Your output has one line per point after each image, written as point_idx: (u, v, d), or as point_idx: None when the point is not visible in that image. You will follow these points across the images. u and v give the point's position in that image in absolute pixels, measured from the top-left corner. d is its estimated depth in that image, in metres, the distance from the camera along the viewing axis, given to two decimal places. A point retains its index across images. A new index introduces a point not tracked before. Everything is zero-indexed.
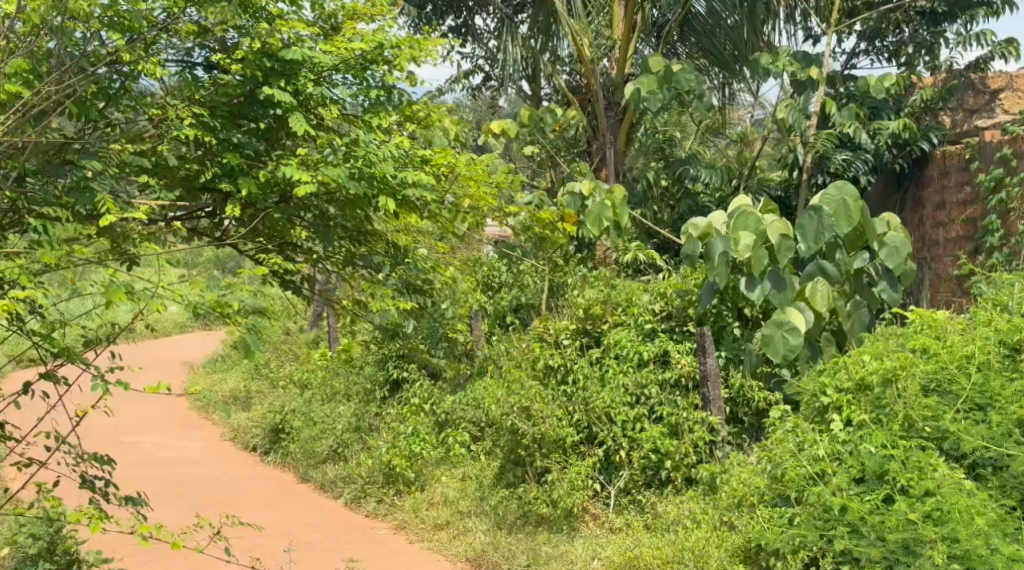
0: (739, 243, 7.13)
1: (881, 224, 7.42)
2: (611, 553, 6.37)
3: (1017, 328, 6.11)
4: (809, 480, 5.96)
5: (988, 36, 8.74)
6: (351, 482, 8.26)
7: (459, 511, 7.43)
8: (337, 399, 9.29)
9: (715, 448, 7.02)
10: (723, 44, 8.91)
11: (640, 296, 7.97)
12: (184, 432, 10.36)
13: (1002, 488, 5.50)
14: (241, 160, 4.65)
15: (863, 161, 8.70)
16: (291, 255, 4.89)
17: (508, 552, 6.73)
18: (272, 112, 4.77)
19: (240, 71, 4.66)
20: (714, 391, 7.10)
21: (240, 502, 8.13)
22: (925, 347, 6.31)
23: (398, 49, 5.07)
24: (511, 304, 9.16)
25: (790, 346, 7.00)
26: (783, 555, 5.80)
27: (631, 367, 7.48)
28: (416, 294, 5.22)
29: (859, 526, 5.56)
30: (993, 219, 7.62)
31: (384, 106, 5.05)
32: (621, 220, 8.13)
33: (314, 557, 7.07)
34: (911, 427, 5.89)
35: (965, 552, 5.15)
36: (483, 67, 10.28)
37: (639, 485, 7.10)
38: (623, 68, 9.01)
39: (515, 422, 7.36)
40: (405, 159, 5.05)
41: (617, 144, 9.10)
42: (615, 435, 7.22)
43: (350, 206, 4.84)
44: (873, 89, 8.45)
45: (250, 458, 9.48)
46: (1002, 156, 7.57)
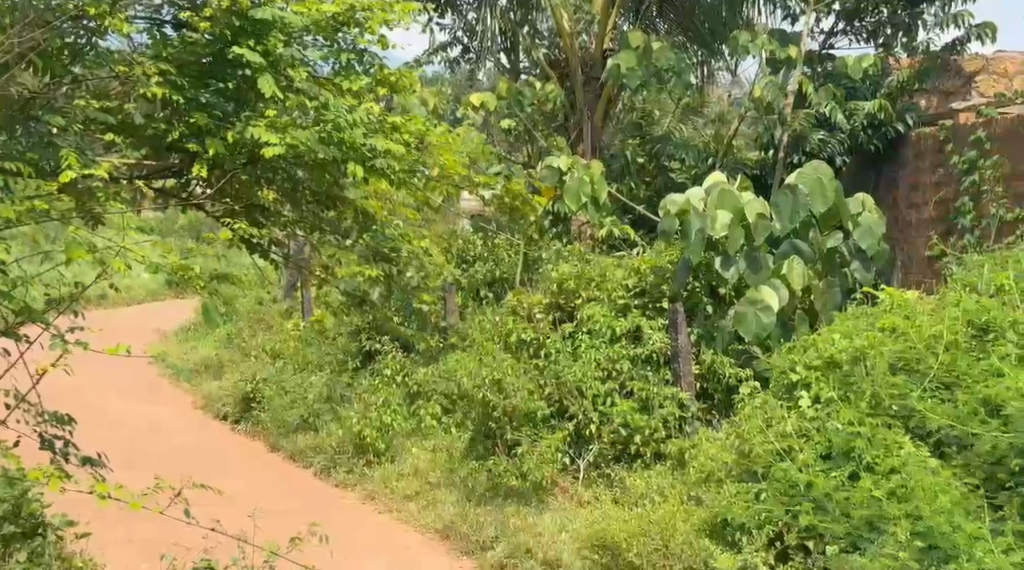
0: (716, 221, 7.08)
1: (855, 204, 7.45)
2: (578, 526, 6.39)
3: (986, 308, 6.14)
4: (776, 455, 6.01)
5: (965, 18, 8.76)
6: (321, 451, 8.25)
7: (429, 482, 7.45)
8: (309, 369, 9.38)
9: (685, 423, 7.11)
10: (702, 22, 8.88)
11: (614, 271, 7.91)
12: (156, 398, 10.32)
13: (966, 467, 5.52)
14: (209, 121, 4.63)
15: (838, 141, 8.74)
16: (259, 218, 4.89)
17: (476, 524, 6.76)
18: (242, 72, 4.72)
19: (209, 29, 4.62)
20: (686, 366, 7.19)
21: (206, 468, 8.14)
22: (893, 326, 6.37)
23: (369, 12, 5.04)
24: (486, 279, 9.11)
25: (763, 325, 7.03)
26: (748, 530, 5.85)
27: (601, 343, 7.50)
28: (382, 262, 5.19)
29: (824, 502, 5.63)
30: (966, 201, 7.66)
31: (355, 69, 5.08)
32: (600, 195, 8.05)
33: (279, 523, 7.10)
34: (879, 405, 5.93)
35: (928, 529, 5.19)
36: (462, 39, 10.23)
37: (608, 460, 7.15)
38: (603, 44, 8.98)
39: (485, 396, 7.41)
40: (374, 125, 5.14)
41: (595, 119, 9.11)
42: (585, 409, 7.21)
43: (319, 169, 4.86)
44: (851, 70, 8.41)
45: (221, 427, 9.37)
46: (976, 138, 7.60)
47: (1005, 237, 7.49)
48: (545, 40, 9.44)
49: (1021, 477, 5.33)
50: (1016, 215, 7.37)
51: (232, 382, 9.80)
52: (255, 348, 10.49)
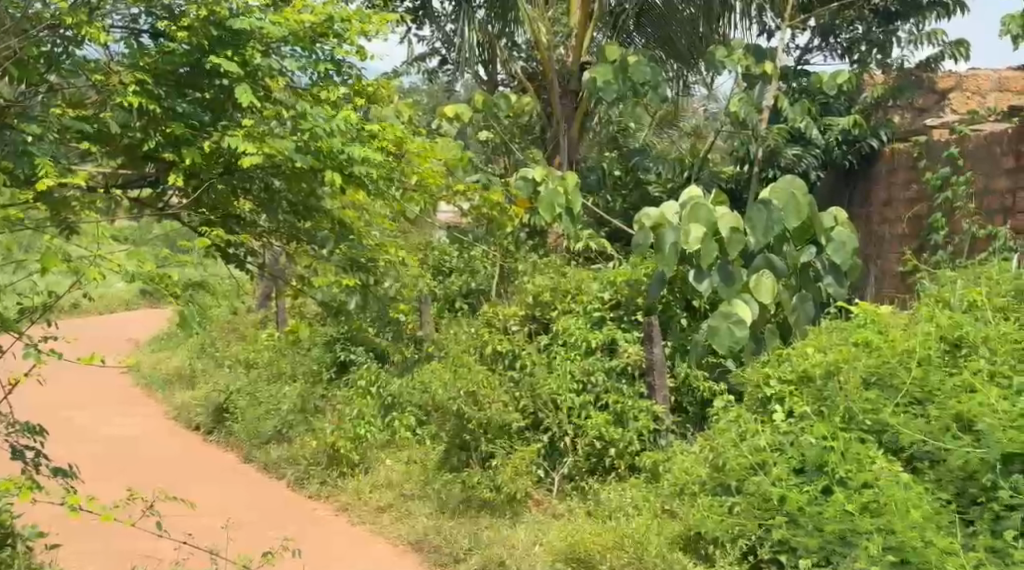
0: (689, 234, 7.14)
1: (829, 218, 7.54)
2: (551, 538, 6.40)
3: (959, 325, 6.16)
4: (750, 469, 6.03)
5: (939, 36, 8.83)
6: (295, 462, 8.22)
7: (403, 494, 7.47)
8: (283, 380, 9.33)
9: (659, 436, 7.13)
10: (679, 37, 8.97)
11: (589, 284, 7.93)
12: (130, 409, 10.27)
13: (938, 482, 5.53)
14: (187, 131, 4.58)
15: (813, 156, 8.86)
16: (233, 227, 4.87)
17: (450, 536, 6.77)
18: (219, 83, 4.69)
19: (187, 39, 4.57)
20: (660, 379, 7.21)
21: (178, 480, 8.10)
22: (867, 341, 6.41)
23: (348, 24, 5.06)
24: (461, 290, 9.15)
25: (736, 338, 7.07)
26: (722, 544, 5.86)
27: (578, 355, 7.45)
28: (360, 272, 5.19)
29: (797, 517, 5.65)
30: (938, 217, 7.70)
31: (334, 80, 5.05)
32: (574, 206, 8.07)
33: (251, 535, 7.08)
34: (852, 419, 5.97)
35: (900, 544, 5.21)
36: (440, 50, 10.22)
37: (583, 472, 7.15)
38: (580, 56, 8.98)
39: (461, 408, 7.25)
40: (352, 135, 5.02)
41: (572, 131, 9.13)
42: (560, 422, 7.20)
43: (296, 179, 4.81)
44: (826, 86, 8.49)
45: (195, 438, 9.34)
46: (949, 155, 7.67)
47: (979, 252, 7.49)
48: (522, 53, 9.42)
49: (993, 491, 5.33)
50: (988, 230, 7.37)
51: (205, 393, 9.77)
52: (229, 358, 10.49)
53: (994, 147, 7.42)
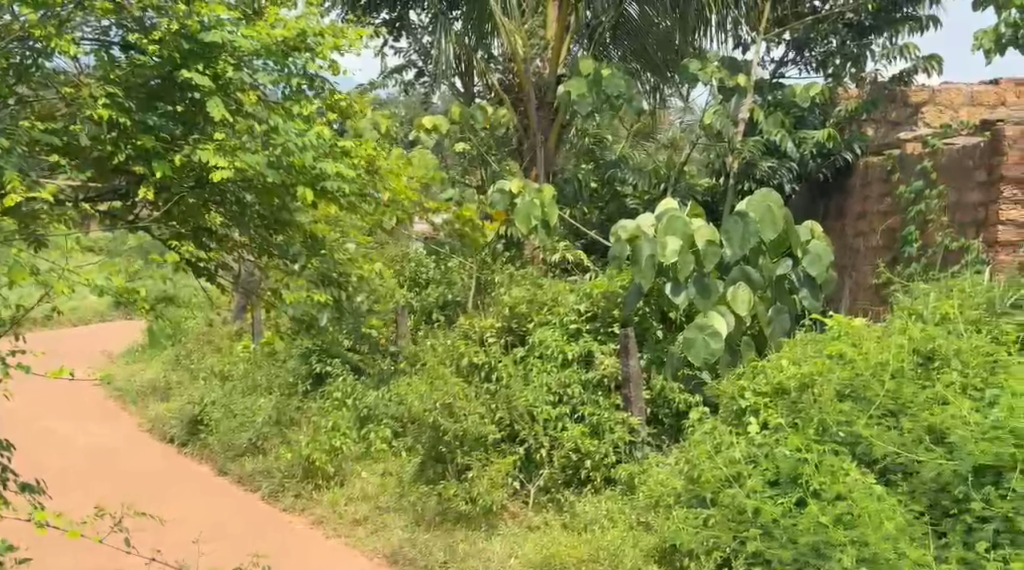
0: (666, 247, 7.17)
1: (805, 231, 7.59)
2: (527, 551, 6.41)
3: (931, 337, 6.19)
4: (724, 481, 6.04)
5: (911, 50, 8.88)
6: (269, 475, 8.23)
7: (378, 506, 7.44)
8: (258, 392, 9.31)
9: (635, 448, 7.12)
10: (655, 49, 9.04)
11: (566, 296, 7.90)
12: (104, 422, 10.26)
13: (910, 494, 5.54)
14: (157, 144, 4.56)
15: (788, 169, 8.90)
16: (205, 240, 4.88)
17: (425, 548, 6.76)
18: (191, 95, 4.67)
19: (158, 53, 4.56)
20: (636, 391, 7.19)
21: (150, 494, 8.08)
22: (841, 353, 6.42)
23: (320, 38, 5.09)
24: (438, 301, 9.07)
25: (711, 350, 7.10)
26: (696, 556, 5.87)
27: (553, 367, 7.44)
28: (332, 287, 5.22)
29: (772, 529, 5.65)
30: (911, 229, 7.79)
31: (306, 94, 5.01)
32: (550, 219, 8.06)
33: (222, 550, 7.06)
34: (825, 431, 5.99)
35: (873, 556, 5.24)
36: (417, 63, 10.23)
37: (559, 485, 7.11)
38: (556, 68, 9.02)
39: (436, 419, 7.27)
40: (324, 149, 5.04)
41: (549, 145, 9.19)
42: (536, 434, 7.16)
43: (267, 194, 4.81)
44: (798, 98, 8.58)
45: (170, 450, 9.33)
46: (923, 169, 7.73)
47: (951, 265, 7.52)
48: (500, 65, 9.37)
49: (965, 503, 5.34)
50: (960, 243, 7.37)
51: (181, 405, 9.76)
52: (203, 371, 10.45)
53: (965, 159, 7.46)
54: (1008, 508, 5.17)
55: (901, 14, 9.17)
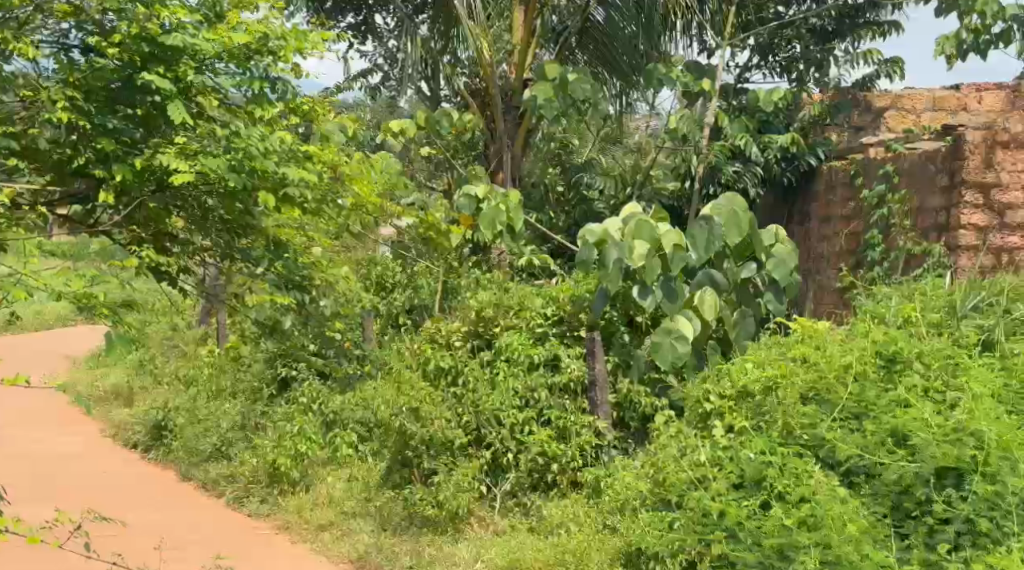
0: (633, 251, 7.21)
1: (768, 236, 7.61)
2: (494, 555, 6.42)
3: (894, 340, 6.23)
4: (689, 484, 6.05)
5: (874, 55, 8.95)
6: (234, 480, 8.25)
7: (344, 512, 7.42)
8: (223, 397, 9.30)
9: (601, 452, 7.11)
10: (621, 54, 9.01)
11: (532, 300, 7.85)
12: (68, 429, 10.22)
13: (874, 496, 5.57)
14: (118, 147, 4.52)
15: (753, 174, 8.89)
16: (167, 246, 4.89)
17: (391, 554, 6.76)
18: (151, 99, 4.62)
19: (118, 55, 4.54)
20: (602, 395, 7.19)
21: (111, 500, 8.04)
22: (805, 356, 6.46)
23: (284, 41, 4.98)
24: (405, 306, 9.16)
25: (678, 354, 7.14)
26: (661, 559, 5.87)
27: (519, 371, 7.36)
28: (295, 291, 5.19)
29: (737, 531, 5.63)
30: (875, 232, 7.81)
31: (268, 97, 4.93)
32: (515, 224, 8.11)
33: (183, 556, 7.03)
34: (790, 435, 6.06)
35: (836, 558, 5.19)
36: (383, 66, 10.24)
37: (525, 488, 7.12)
38: (522, 73, 8.95)
39: (402, 424, 7.27)
40: (287, 154, 5.04)
41: (515, 148, 9.09)
42: (502, 437, 7.15)
43: (229, 197, 4.76)
44: (761, 102, 8.63)
45: (133, 457, 9.30)
46: (885, 173, 7.78)
47: (912, 269, 7.62)
48: (466, 69, 9.34)
49: (927, 505, 5.38)
50: (923, 247, 7.48)
51: (145, 410, 9.74)
52: (167, 376, 10.44)
53: (928, 166, 7.58)
54: (968, 509, 5.19)
55: (863, 20, 9.32)
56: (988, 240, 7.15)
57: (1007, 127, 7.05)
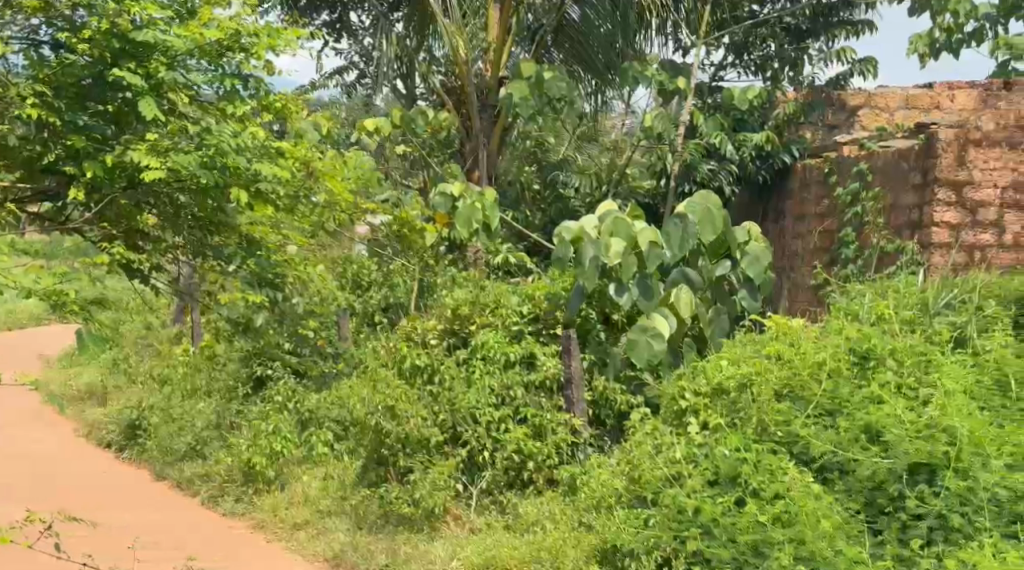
0: (610, 248, 7.23)
1: (742, 233, 7.66)
2: (469, 553, 6.42)
3: (867, 337, 6.26)
4: (664, 481, 6.06)
5: (848, 54, 8.99)
6: (210, 479, 8.25)
7: (319, 510, 7.42)
8: (198, 396, 9.28)
9: (577, 450, 7.12)
10: (596, 52, 9.01)
11: (508, 297, 7.84)
12: (42, 429, 10.19)
13: (847, 492, 5.59)
14: (87, 143, 4.50)
15: (728, 172, 8.97)
16: (139, 243, 4.85)
17: (366, 553, 6.75)
18: (123, 95, 4.63)
19: (87, 51, 4.52)
20: (578, 392, 7.19)
21: (84, 500, 8.01)
22: (779, 354, 6.49)
23: (255, 38, 5.03)
24: (381, 305, 9.22)
25: (654, 352, 7.16)
26: (637, 556, 5.85)
27: (494, 369, 7.36)
28: (268, 288, 5.22)
29: (711, 528, 5.64)
30: (849, 231, 7.87)
31: (239, 94, 4.99)
32: (491, 222, 8.12)
33: (155, 555, 7.01)
34: (764, 431, 6.08)
35: (810, 554, 5.22)
36: (359, 64, 10.23)
37: (501, 486, 7.10)
38: (498, 71, 8.96)
39: (378, 423, 7.25)
40: (260, 151, 5.07)
41: (491, 146, 9.09)
42: (478, 435, 7.13)
43: (202, 194, 4.78)
44: (736, 100, 8.66)
45: (107, 456, 9.28)
46: (859, 171, 7.83)
47: (886, 266, 7.66)
48: (440, 67, 9.31)
49: (900, 501, 5.40)
50: (896, 245, 7.52)
51: (119, 410, 9.72)
52: (142, 375, 10.42)
53: (901, 163, 7.62)
54: (941, 505, 5.23)
55: (838, 18, 9.43)
56: (961, 237, 7.20)
57: (979, 125, 7.12)
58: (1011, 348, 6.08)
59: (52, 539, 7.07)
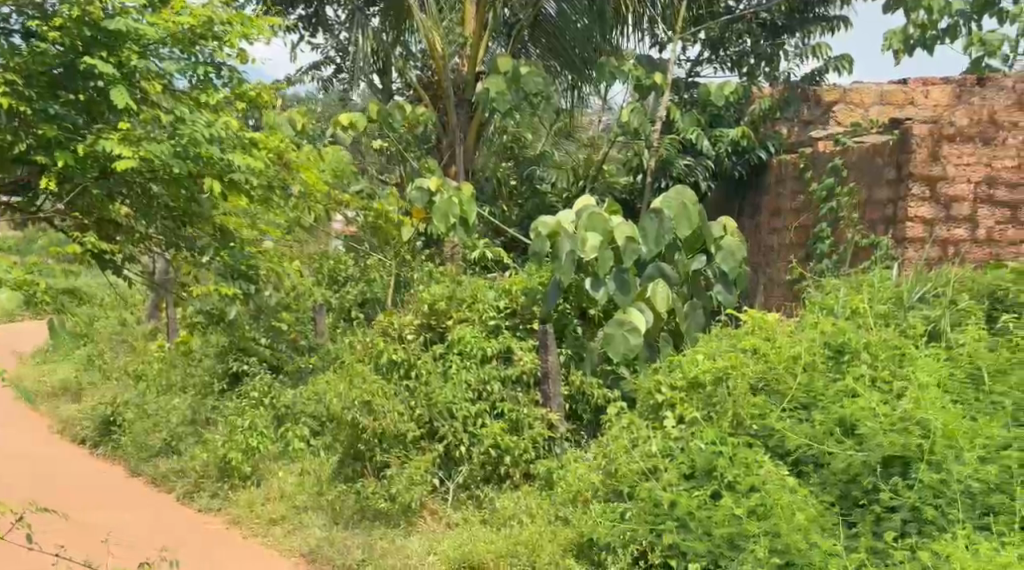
0: (586, 242, 7.24)
1: (717, 228, 7.72)
2: (446, 548, 6.42)
3: (841, 331, 6.29)
4: (641, 475, 6.07)
5: (823, 50, 9.04)
6: (184, 475, 8.22)
7: (295, 506, 7.40)
8: (172, 392, 9.26)
9: (553, 444, 7.14)
10: (572, 46, 9.01)
11: (484, 293, 7.81)
12: (15, 425, 10.13)
13: (822, 485, 5.61)
14: (59, 132, 4.49)
15: (704, 167, 9.05)
16: (111, 233, 4.83)
17: (342, 548, 6.75)
18: (94, 84, 4.62)
19: (59, 40, 4.51)
20: (555, 387, 7.24)
21: (57, 496, 7.97)
22: (755, 347, 6.50)
23: (228, 26, 5.10)
24: (356, 300, 9.06)
25: (630, 346, 7.18)
26: (613, 549, 5.88)
27: (471, 364, 7.37)
28: (241, 281, 5.27)
29: (687, 521, 5.65)
30: (824, 227, 7.93)
31: (212, 82, 5.05)
32: (468, 216, 8.08)
33: (128, 550, 6.99)
34: (739, 425, 6.12)
35: (785, 547, 5.28)
36: (335, 59, 10.22)
37: (478, 481, 7.12)
38: (475, 66, 8.98)
39: (356, 418, 7.22)
40: (234, 141, 5.10)
41: (467, 142, 9.19)
42: (455, 430, 7.12)
43: (174, 183, 4.78)
44: (713, 96, 8.72)
45: (81, 452, 9.25)
46: (833, 166, 7.88)
47: (861, 261, 7.71)
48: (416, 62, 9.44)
49: (874, 494, 5.45)
50: (870, 240, 7.58)
51: (93, 405, 9.69)
52: (117, 371, 10.40)
53: (875, 157, 7.66)
54: (915, 497, 5.28)
55: (814, 15, 9.52)
56: (935, 232, 7.23)
57: (952, 121, 7.17)
58: (985, 342, 6.13)
59: (23, 532, 7.04)
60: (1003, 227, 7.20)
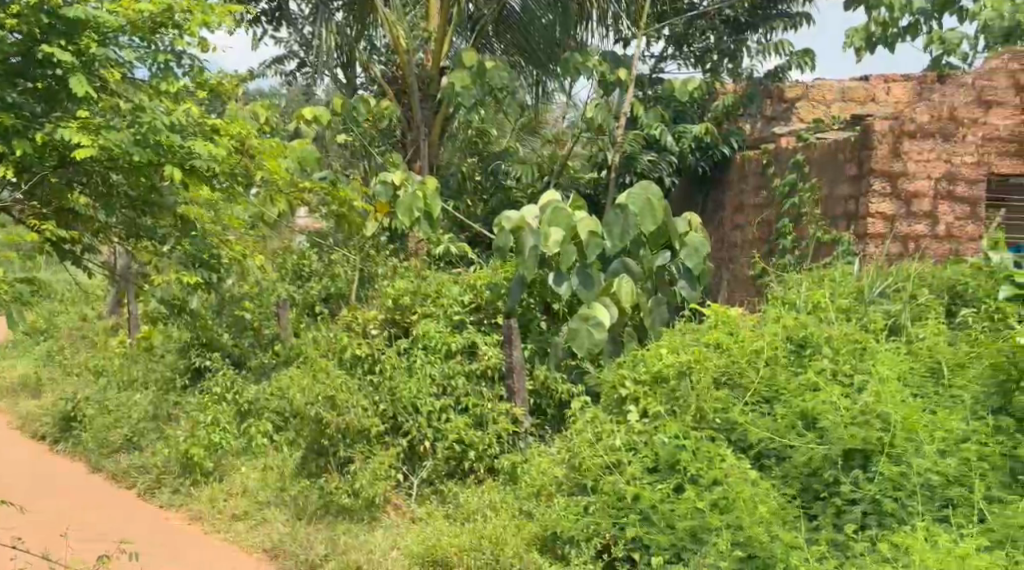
0: (549, 237, 7.30)
1: (682, 224, 7.73)
2: (409, 542, 6.41)
3: (803, 325, 6.34)
4: (605, 469, 6.03)
5: (786, 46, 9.10)
6: (146, 471, 8.15)
7: (258, 501, 7.37)
8: (134, 388, 9.20)
9: (517, 439, 7.14)
10: (537, 42, 9.03)
11: (449, 287, 7.82)
12: None
13: (784, 478, 5.64)
14: (16, 120, 4.42)
15: (668, 163, 9.06)
16: (70, 222, 4.80)
17: (305, 543, 6.72)
18: (53, 72, 4.58)
19: (17, 27, 4.48)
20: (520, 382, 7.24)
21: (14, 493, 7.90)
22: (718, 341, 6.47)
23: (189, 14, 5.06)
24: (321, 295, 8.94)
25: (594, 341, 7.19)
26: (576, 543, 5.87)
27: (437, 358, 7.37)
28: (203, 270, 5.45)
29: (651, 514, 5.67)
30: (786, 223, 7.98)
31: (173, 70, 5.05)
32: (433, 210, 8.10)
33: (84, 546, 6.93)
34: (703, 419, 6.09)
35: (747, 540, 5.32)
36: (298, 53, 10.18)
37: (442, 475, 7.12)
38: (439, 62, 8.95)
39: (321, 416, 7.12)
40: (190, 126, 5.14)
41: (431, 135, 9.12)
42: (420, 425, 7.13)
43: (135, 172, 4.76)
44: (677, 92, 8.73)
45: (41, 448, 9.17)
46: (796, 163, 7.95)
47: (823, 256, 7.75)
48: (381, 57, 9.43)
49: (834, 487, 5.49)
50: (832, 235, 7.61)
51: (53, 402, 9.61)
52: (78, 367, 10.33)
53: (837, 150, 7.72)
54: (875, 490, 5.35)
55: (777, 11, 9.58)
56: (896, 228, 7.31)
57: (913, 117, 7.26)
58: (943, 336, 6.21)
59: None
60: (963, 223, 7.27)
